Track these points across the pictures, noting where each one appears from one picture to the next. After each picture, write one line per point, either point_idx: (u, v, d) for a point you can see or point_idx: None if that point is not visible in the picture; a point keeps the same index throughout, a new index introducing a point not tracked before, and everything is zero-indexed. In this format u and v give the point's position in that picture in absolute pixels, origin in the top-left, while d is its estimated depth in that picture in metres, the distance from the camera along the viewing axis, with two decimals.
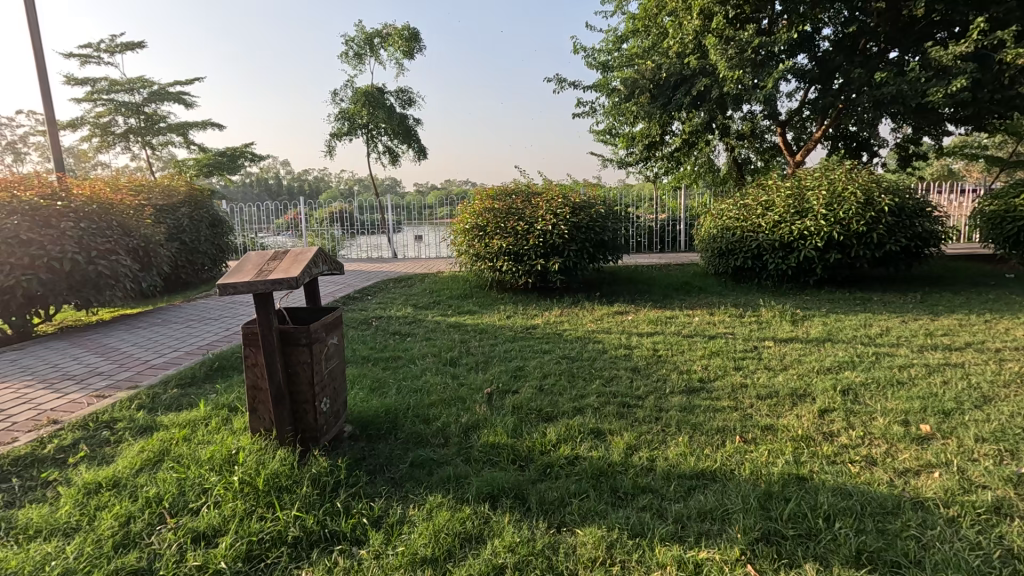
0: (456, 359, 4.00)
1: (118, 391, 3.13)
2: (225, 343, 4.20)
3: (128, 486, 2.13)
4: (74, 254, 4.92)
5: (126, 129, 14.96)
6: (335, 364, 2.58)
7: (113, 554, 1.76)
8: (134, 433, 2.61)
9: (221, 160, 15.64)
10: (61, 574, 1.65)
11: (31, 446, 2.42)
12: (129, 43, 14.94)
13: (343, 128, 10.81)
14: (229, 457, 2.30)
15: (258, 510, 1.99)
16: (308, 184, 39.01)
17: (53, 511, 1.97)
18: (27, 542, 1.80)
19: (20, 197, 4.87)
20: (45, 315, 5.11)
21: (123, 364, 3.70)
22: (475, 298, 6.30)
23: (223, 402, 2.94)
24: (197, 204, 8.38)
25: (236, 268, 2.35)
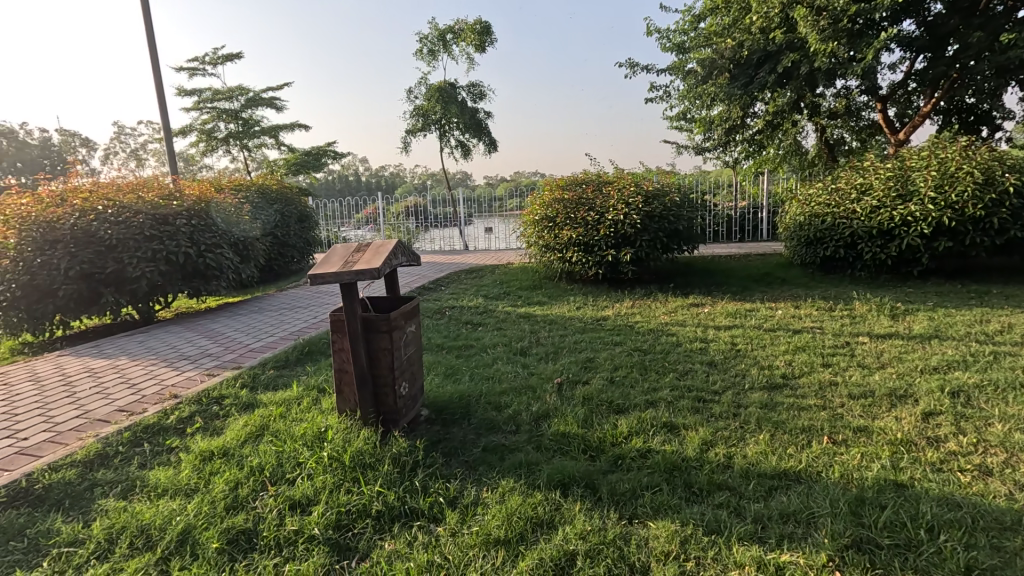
0: (526, 349, 4.05)
1: (224, 370, 3.50)
2: (313, 330, 4.53)
3: (236, 455, 2.38)
4: (187, 248, 5.51)
5: (227, 133, 16.41)
6: (412, 351, 2.72)
7: (225, 514, 1.98)
8: (239, 409, 2.90)
9: (307, 159, 16.73)
10: (184, 528, 1.89)
11: (158, 416, 2.77)
12: (229, 54, 16.31)
13: (417, 124, 11.17)
14: (320, 434, 2.50)
15: (345, 483, 2.15)
16: (384, 180, 41.05)
17: (176, 473, 2.25)
18: (157, 499, 2.08)
19: (144, 198, 5.50)
20: (164, 303, 5.76)
21: (229, 347, 4.11)
22: (545, 289, 6.33)
23: (313, 383, 3.19)
24: (288, 201, 9.04)
25: (325, 260, 2.52)
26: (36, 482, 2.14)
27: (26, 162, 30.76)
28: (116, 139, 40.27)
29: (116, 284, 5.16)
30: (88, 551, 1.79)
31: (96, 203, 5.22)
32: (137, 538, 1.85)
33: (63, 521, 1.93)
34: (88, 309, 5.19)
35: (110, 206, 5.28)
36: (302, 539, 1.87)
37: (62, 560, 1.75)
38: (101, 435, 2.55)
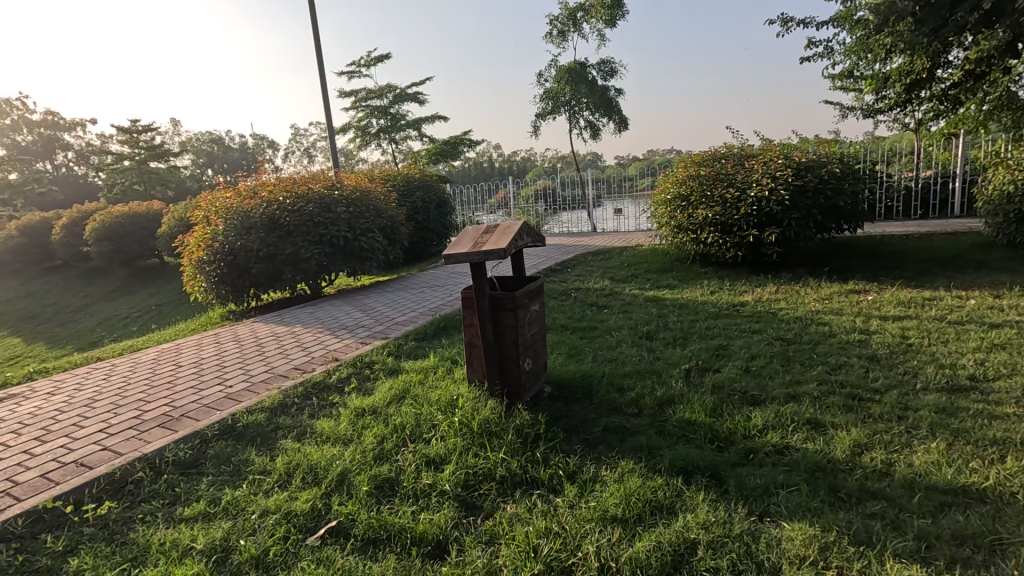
0: (653, 333, 3.92)
1: (374, 339, 3.97)
2: (448, 307, 4.90)
3: (382, 413, 2.71)
4: (346, 232, 6.28)
5: (378, 128, 18.14)
6: (536, 329, 2.81)
7: (373, 463, 2.28)
8: (386, 373, 3.29)
9: (446, 149, 17.87)
10: (341, 471, 2.21)
11: (324, 375, 3.25)
12: (380, 56, 17.94)
13: (547, 108, 11.25)
14: (452, 402, 2.73)
15: (473, 447, 2.32)
16: (517, 165, 42.12)
17: (337, 424, 2.64)
18: (322, 443, 2.46)
19: (314, 190, 6.38)
20: (329, 281, 6.66)
21: (378, 320, 4.63)
22: (676, 272, 6.03)
23: (447, 355, 3.47)
24: (429, 188, 9.76)
25: (457, 241, 2.71)
26: (238, 420, 2.67)
27: (230, 163, 37.26)
28: (293, 140, 47.21)
29: (293, 264, 6.09)
30: (273, 480, 2.19)
31: (279, 195, 6.16)
32: (308, 475, 2.21)
33: (257, 454, 2.39)
34: (273, 284, 6.20)
35: (289, 196, 6.21)
36: (435, 492, 2.07)
37: (256, 484, 2.17)
38: (281, 388, 3.08)
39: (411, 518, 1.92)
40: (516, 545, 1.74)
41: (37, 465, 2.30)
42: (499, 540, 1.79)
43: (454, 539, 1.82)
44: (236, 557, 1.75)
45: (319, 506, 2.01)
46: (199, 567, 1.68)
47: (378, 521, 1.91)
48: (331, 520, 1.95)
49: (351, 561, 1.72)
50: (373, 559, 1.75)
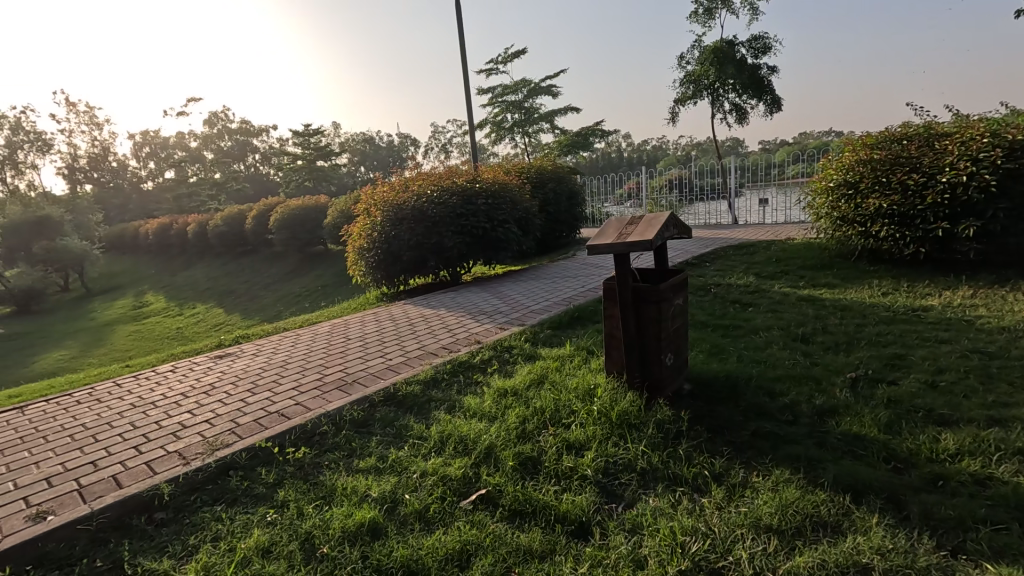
0: (809, 335, 3.56)
1: (512, 325, 4.16)
2: (581, 297, 4.94)
3: (523, 395, 2.84)
4: (485, 223, 6.68)
5: (513, 123, 18.71)
6: (679, 323, 2.73)
7: (516, 440, 2.41)
8: (524, 358, 3.44)
9: (577, 140, 17.89)
10: (488, 445, 2.38)
11: (468, 355, 3.50)
12: (517, 52, 18.47)
13: (688, 92, 10.72)
14: (590, 390, 2.77)
15: (613, 437, 2.34)
16: (648, 155, 40.53)
17: (482, 401, 2.83)
18: (470, 417, 2.67)
19: (456, 182, 6.86)
20: (467, 268, 7.09)
21: (515, 307, 4.83)
22: (835, 269, 5.36)
23: (583, 344, 3.51)
24: (560, 179, 9.86)
25: (600, 232, 2.72)
26: (398, 389, 3.00)
27: (379, 161, 41.20)
28: (434, 137, 50.77)
29: (438, 252, 6.59)
30: (430, 446, 2.43)
31: (427, 188, 6.71)
32: (458, 444, 2.42)
33: (415, 421, 2.67)
34: (419, 270, 6.77)
35: (435, 188, 6.73)
36: (576, 476, 2.13)
37: (415, 447, 2.43)
38: (432, 364, 3.38)
39: (554, 497, 2.00)
40: (662, 538, 1.73)
41: (250, 412, 2.82)
42: (643, 530, 1.79)
43: (597, 523, 1.87)
44: (403, 508, 1.99)
45: (470, 474, 2.19)
46: (374, 513, 1.94)
47: (523, 495, 2.02)
48: (480, 488, 2.12)
49: (501, 528, 1.85)
50: (520, 529, 1.86)
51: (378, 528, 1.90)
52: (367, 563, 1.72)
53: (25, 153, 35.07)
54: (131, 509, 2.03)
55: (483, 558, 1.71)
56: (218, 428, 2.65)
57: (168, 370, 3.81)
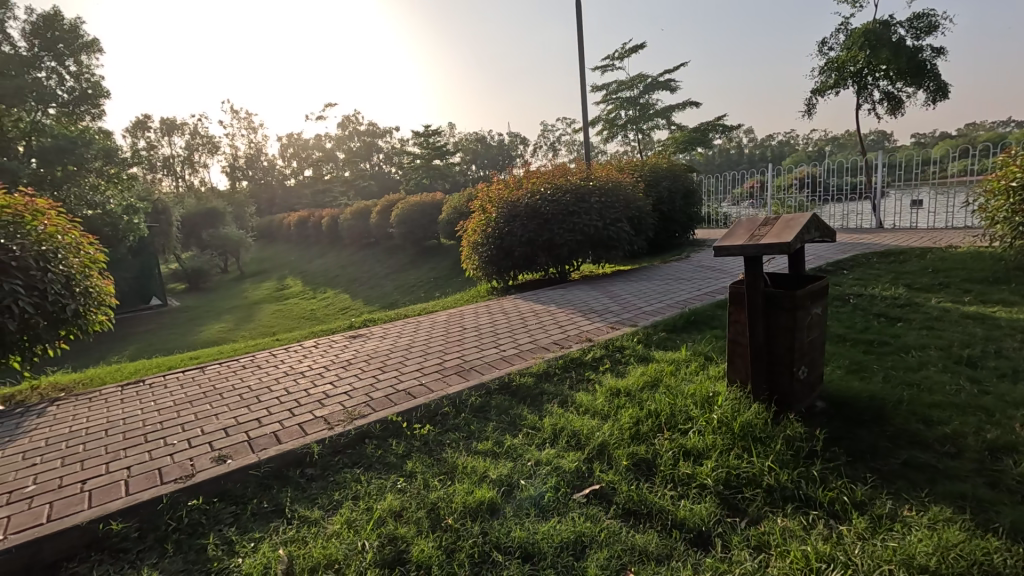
0: (977, 359, 3.06)
1: (624, 325, 4.11)
2: (697, 300, 4.72)
3: (636, 396, 2.80)
4: (597, 221, 6.63)
5: (627, 120, 18.29)
6: (816, 335, 2.51)
7: (631, 441, 2.39)
8: (636, 359, 3.38)
9: (695, 136, 17.02)
10: (601, 442, 2.38)
11: (579, 352, 3.53)
12: (635, 46, 18.02)
13: (829, 81, 9.75)
14: (709, 397, 2.66)
15: (735, 449, 2.22)
16: (774, 151, 37.32)
17: (594, 399, 2.84)
18: (583, 413, 2.69)
19: (569, 181, 6.92)
20: (576, 266, 7.10)
21: (626, 307, 4.76)
22: (1014, 284, 4.54)
23: (700, 350, 3.36)
24: (676, 177, 9.47)
25: (729, 233, 2.59)
26: (513, 379, 3.12)
27: (490, 159, 42.44)
28: (544, 136, 51.37)
29: (548, 249, 6.69)
30: (543, 436, 2.50)
31: (541, 185, 6.85)
32: (571, 438, 2.46)
33: (529, 412, 2.75)
34: (529, 267, 6.91)
35: (548, 187, 6.86)
36: (695, 484, 2.06)
37: (529, 437, 2.51)
38: (545, 358, 3.45)
39: (671, 502, 1.96)
40: (793, 560, 1.62)
41: (381, 388, 3.12)
42: (770, 550, 1.70)
43: (718, 535, 1.80)
44: (519, 492, 2.08)
45: (583, 469, 2.21)
46: (493, 493, 2.05)
47: (638, 495, 2.00)
48: (593, 484, 2.13)
49: (615, 526, 1.85)
50: (635, 529, 1.85)
51: (495, 508, 2.00)
52: (487, 539, 1.82)
53: (200, 154, 41.38)
54: (289, 462, 2.36)
55: (599, 551, 1.73)
56: (355, 399, 2.96)
57: (312, 345, 4.32)
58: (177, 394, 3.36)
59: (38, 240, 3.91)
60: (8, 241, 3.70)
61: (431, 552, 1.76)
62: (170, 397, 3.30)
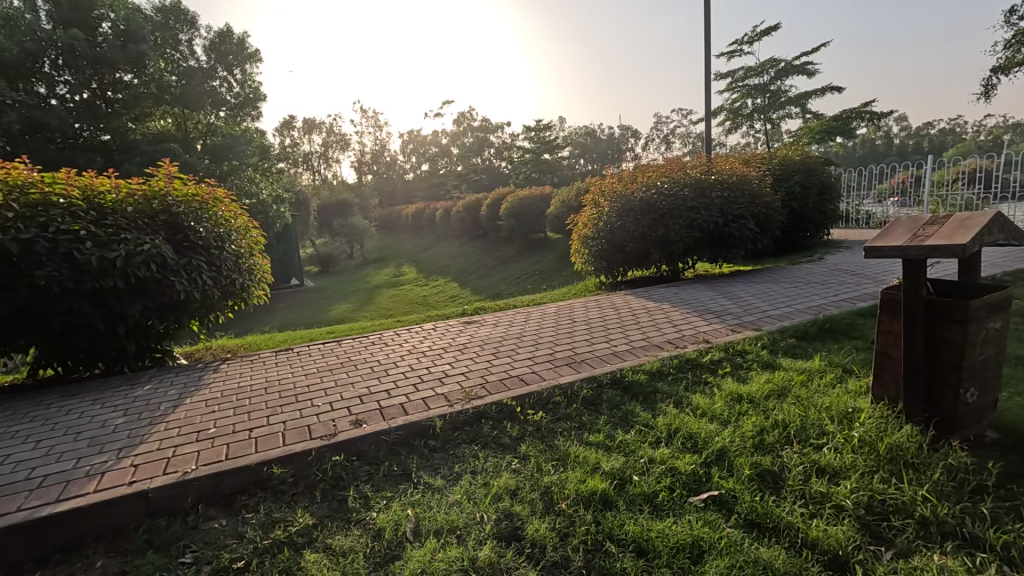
0: None
1: (746, 329, 3.85)
2: (834, 306, 4.27)
3: (761, 404, 2.63)
4: (718, 218, 6.25)
5: (754, 109, 16.93)
6: (992, 353, 2.16)
7: (754, 450, 2.25)
8: (761, 365, 3.16)
9: (835, 125, 15.25)
10: (721, 448, 2.27)
11: (695, 353, 3.38)
12: (768, 28, 16.59)
13: (1018, 57, 8.22)
14: (848, 413, 2.42)
15: (881, 472, 2.00)
16: (933, 141, 32.24)
17: (712, 402, 2.71)
18: (701, 416, 2.59)
19: (688, 175, 6.61)
20: (691, 265, 6.77)
21: (747, 310, 4.45)
22: None
23: (837, 361, 3.05)
24: (810, 171, 8.59)
25: (884, 233, 2.31)
26: (625, 375, 3.08)
27: (599, 152, 41.67)
28: (657, 129, 49.41)
29: (662, 245, 6.46)
30: (657, 435, 2.44)
31: (657, 179, 6.63)
32: (688, 440, 2.38)
33: (642, 409, 2.70)
34: (641, 263, 6.72)
35: (665, 180, 6.62)
36: (830, 504, 1.89)
37: (642, 434, 2.47)
38: (658, 357, 3.36)
39: (801, 519, 1.81)
40: None
41: (495, 373, 3.26)
42: None
43: (858, 562, 1.64)
44: (632, 488, 2.05)
45: (700, 473, 2.13)
46: (605, 485, 2.05)
47: (762, 507, 1.88)
48: (711, 489, 2.04)
49: (737, 536, 1.76)
50: (758, 542, 1.75)
51: (608, 499, 2.00)
52: (601, 529, 1.84)
53: (333, 150, 45.82)
54: (415, 431, 2.56)
55: (718, 559, 1.66)
56: (472, 381, 3.13)
57: (431, 327, 4.64)
58: (320, 362, 3.81)
59: (217, 223, 4.65)
60: (196, 224, 4.44)
61: (545, 533, 1.82)
62: (314, 365, 3.75)
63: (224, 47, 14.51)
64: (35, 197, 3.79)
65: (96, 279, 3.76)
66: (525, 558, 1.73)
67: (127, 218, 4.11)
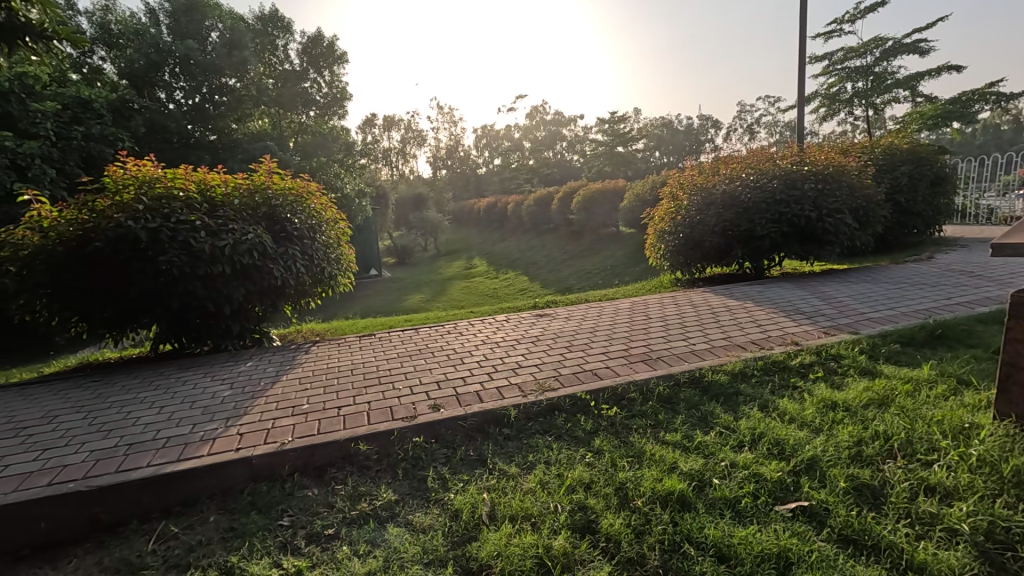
0: None
1: (841, 332, 3.56)
2: (947, 310, 3.84)
3: (858, 413, 2.43)
4: (810, 211, 5.81)
5: (854, 94, 15.50)
6: None
7: (850, 461, 2.08)
8: (859, 371, 2.92)
9: (951, 108, 13.63)
10: (811, 456, 2.13)
11: (783, 355, 3.18)
12: (873, 4, 15.12)
13: None
14: (965, 428, 2.17)
15: (1005, 498, 1.78)
16: None
17: (802, 408, 2.54)
18: (789, 422, 2.43)
19: (777, 166, 6.23)
20: (777, 262, 6.35)
21: (843, 311, 4.11)
22: None
23: (951, 370, 2.74)
24: (920, 160, 7.75)
25: (1015, 229, 2.05)
26: (704, 374, 2.97)
27: (676, 144, 39.95)
28: (741, 119, 46.68)
29: (745, 240, 6.13)
30: (740, 439, 2.33)
31: (742, 171, 6.31)
32: (775, 446, 2.25)
33: (722, 411, 2.59)
34: (721, 260, 6.41)
35: (751, 172, 6.28)
36: (941, 527, 1.71)
37: (723, 437, 2.37)
38: (741, 357, 3.20)
39: (906, 540, 1.66)
40: None
41: (568, 366, 3.26)
42: None
43: None
44: (712, 491, 1.98)
45: (788, 481, 2.00)
46: (683, 486, 1.99)
47: (859, 523, 1.74)
48: (801, 499, 1.91)
49: (830, 550, 1.64)
50: (854, 559, 1.62)
51: (686, 501, 1.94)
52: (678, 530, 1.79)
53: (411, 146, 47.56)
54: (490, 419, 2.62)
55: (808, 572, 1.56)
56: (545, 372, 3.16)
57: (505, 318, 4.71)
58: (400, 348, 4.00)
59: (310, 215, 5.00)
60: (292, 216, 4.80)
61: (620, 529, 1.80)
62: (395, 350, 3.95)
63: (316, 50, 15.46)
64: (160, 191, 4.27)
65: (208, 265, 4.17)
66: (599, 552, 1.72)
67: (235, 210, 4.53)
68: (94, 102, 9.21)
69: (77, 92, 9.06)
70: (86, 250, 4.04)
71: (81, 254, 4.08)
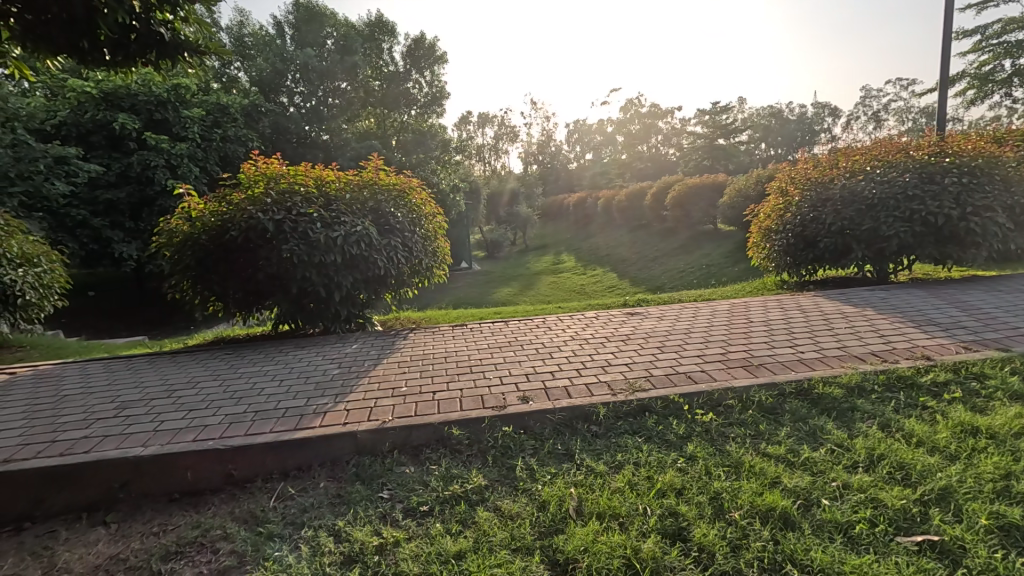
0: None
1: (987, 348, 3.09)
2: None
3: (1006, 442, 2.11)
4: (951, 209, 5.10)
5: (1013, 72, 13.28)
6: None
7: (995, 497, 1.82)
8: (1008, 395, 2.52)
9: None
10: (943, 486, 1.88)
11: (911, 370, 2.83)
12: None
13: None
14: None
15: None
16: None
17: (933, 431, 2.26)
18: (915, 445, 2.17)
19: (910, 158, 5.54)
20: (906, 266, 5.66)
21: (990, 324, 3.57)
22: None
23: None
24: None
25: None
26: (814, 386, 2.73)
27: (785, 135, 36.86)
28: (865, 105, 41.99)
29: (867, 240, 5.52)
30: (856, 459, 2.12)
31: (866, 165, 5.74)
32: (897, 470, 2.02)
33: (834, 426, 2.37)
34: (837, 262, 5.84)
35: (878, 166, 5.67)
36: None
37: (835, 455, 2.17)
38: (858, 369, 2.90)
39: None
40: None
41: (660, 367, 3.17)
42: None
43: None
44: (820, 512, 1.83)
45: (913, 510, 1.79)
46: (786, 503, 1.86)
47: (1004, 568, 1.51)
48: (929, 532, 1.70)
49: None
50: None
51: (790, 519, 1.81)
52: (780, 549, 1.67)
53: (504, 142, 48.36)
54: (578, 415, 2.62)
55: None
56: (636, 372, 3.09)
57: (594, 315, 4.68)
58: (492, 338, 4.13)
59: (412, 208, 5.29)
60: (396, 210, 5.10)
61: (714, 540, 1.72)
62: (487, 341, 4.08)
63: (418, 51, 16.08)
64: (284, 185, 4.75)
65: (322, 253, 4.56)
66: (691, 561, 1.66)
67: (347, 203, 4.91)
68: (231, 107, 10.27)
69: (217, 99, 10.18)
70: (224, 237, 4.60)
71: (220, 242, 4.65)
